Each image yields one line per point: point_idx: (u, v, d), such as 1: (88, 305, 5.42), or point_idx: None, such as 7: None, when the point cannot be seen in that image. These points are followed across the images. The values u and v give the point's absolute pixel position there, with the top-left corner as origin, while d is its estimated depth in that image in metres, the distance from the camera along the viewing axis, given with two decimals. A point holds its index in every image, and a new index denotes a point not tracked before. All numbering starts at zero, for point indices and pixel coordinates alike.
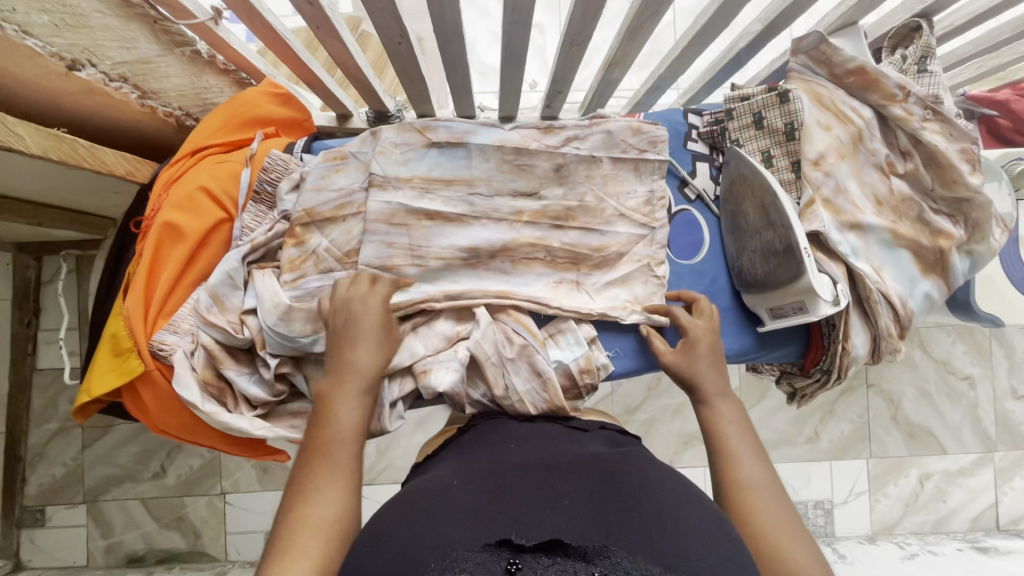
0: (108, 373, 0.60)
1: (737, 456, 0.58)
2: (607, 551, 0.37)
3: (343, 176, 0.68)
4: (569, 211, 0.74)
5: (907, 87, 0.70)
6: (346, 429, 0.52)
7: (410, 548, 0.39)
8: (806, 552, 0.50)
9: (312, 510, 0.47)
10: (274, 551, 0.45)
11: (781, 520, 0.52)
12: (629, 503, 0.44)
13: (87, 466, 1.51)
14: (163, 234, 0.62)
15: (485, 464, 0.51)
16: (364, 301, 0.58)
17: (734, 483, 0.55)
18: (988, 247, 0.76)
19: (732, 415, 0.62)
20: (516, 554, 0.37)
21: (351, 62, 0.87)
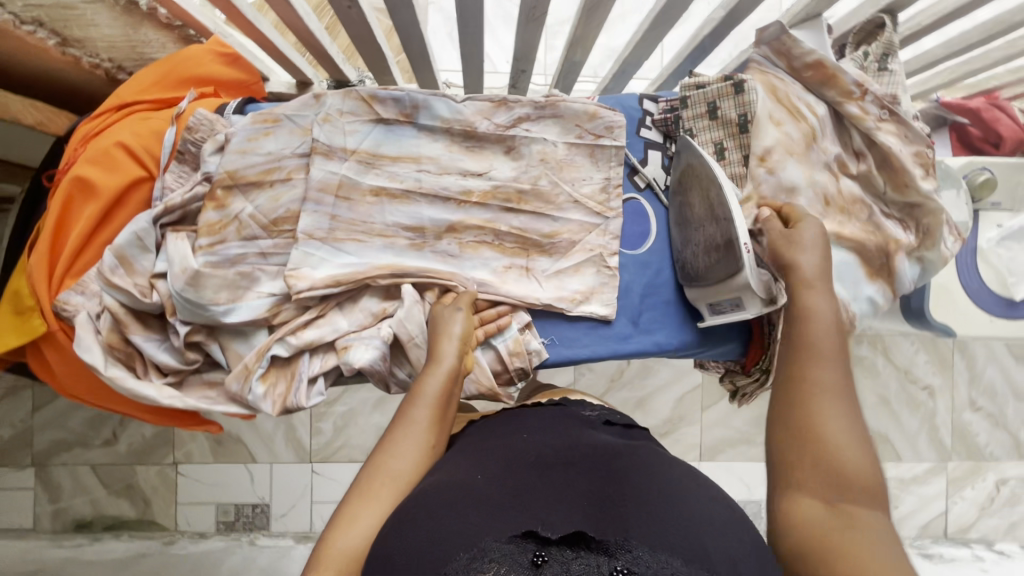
0: (8, 330, 0.58)
1: (817, 353, 0.55)
2: (630, 544, 0.39)
3: (273, 140, 0.65)
4: (520, 194, 0.72)
5: (864, 84, 0.68)
6: (427, 393, 0.55)
7: (451, 524, 0.41)
8: (863, 461, 0.48)
9: (392, 463, 0.50)
10: (357, 495, 0.48)
11: (843, 427, 0.50)
12: (659, 482, 0.46)
13: (37, 429, 1.49)
14: (73, 189, 0.59)
15: (502, 455, 0.51)
16: (456, 305, 0.63)
17: (804, 381, 0.53)
18: (938, 256, 0.73)
19: (824, 305, 0.58)
20: (542, 547, 0.39)
21: (303, 25, 0.83)
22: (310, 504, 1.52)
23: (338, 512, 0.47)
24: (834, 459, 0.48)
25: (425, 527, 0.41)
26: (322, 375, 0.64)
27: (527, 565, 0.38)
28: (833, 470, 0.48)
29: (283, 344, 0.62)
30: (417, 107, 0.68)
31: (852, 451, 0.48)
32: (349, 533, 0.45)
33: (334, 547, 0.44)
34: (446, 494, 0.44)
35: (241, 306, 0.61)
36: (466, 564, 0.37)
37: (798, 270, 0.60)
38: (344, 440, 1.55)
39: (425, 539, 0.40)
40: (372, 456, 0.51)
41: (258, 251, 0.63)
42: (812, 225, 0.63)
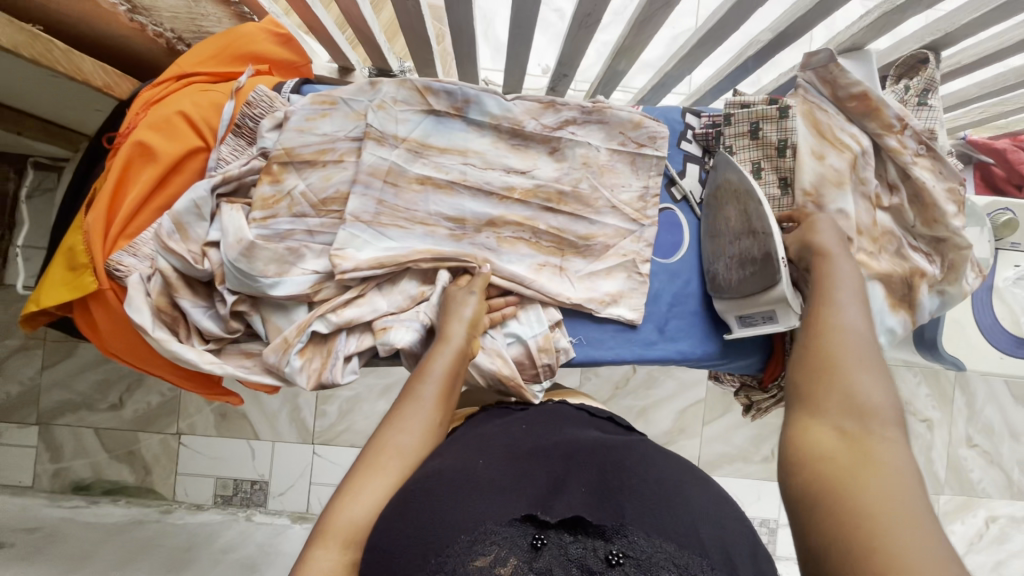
0: (60, 286, 0.59)
1: (834, 305, 0.54)
2: (626, 529, 0.41)
3: (330, 122, 0.66)
4: (560, 195, 0.73)
5: (906, 119, 0.70)
6: (434, 371, 0.56)
7: (454, 508, 0.42)
8: (880, 394, 0.46)
9: (397, 437, 0.51)
10: (361, 467, 0.49)
11: (860, 363, 0.49)
12: (652, 467, 0.47)
13: (44, 388, 1.49)
14: (134, 153, 0.61)
15: (502, 442, 0.52)
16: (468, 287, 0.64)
17: (822, 326, 0.53)
18: (960, 290, 0.76)
19: (847, 269, 0.58)
20: (541, 531, 0.41)
21: (357, 11, 0.85)
22: (308, 485, 1.53)
23: (344, 484, 0.48)
24: (848, 391, 0.47)
25: (429, 509, 0.43)
26: (357, 354, 0.65)
27: (526, 548, 0.40)
28: (847, 403, 0.46)
29: (322, 322, 0.63)
30: (468, 101, 0.70)
31: (867, 383, 0.47)
32: (351, 509, 0.46)
33: (338, 518, 0.45)
34: (448, 478, 0.45)
35: (287, 281, 0.62)
36: (470, 546, 0.40)
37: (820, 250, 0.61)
38: (347, 424, 1.56)
39: (426, 518, 0.42)
40: (377, 429, 0.52)
41: (305, 229, 0.65)
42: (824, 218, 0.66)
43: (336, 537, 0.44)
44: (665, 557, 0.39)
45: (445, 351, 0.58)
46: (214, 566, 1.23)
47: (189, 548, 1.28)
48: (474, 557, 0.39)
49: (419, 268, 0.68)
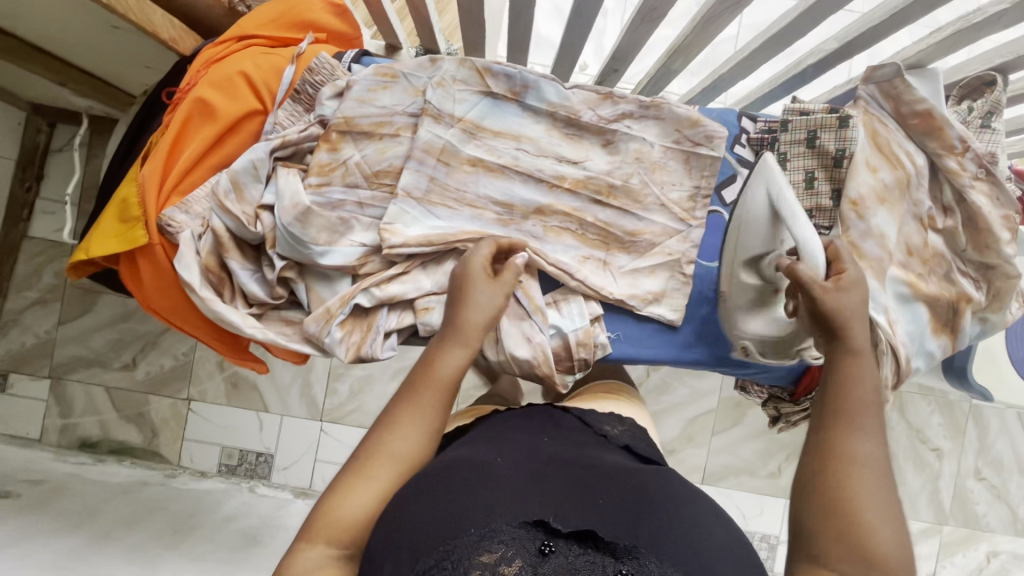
0: (111, 237, 0.58)
1: (853, 423, 0.50)
2: (637, 552, 0.39)
3: (389, 95, 0.66)
4: (611, 188, 0.72)
5: (968, 141, 0.70)
6: (439, 381, 0.53)
7: (466, 504, 0.41)
8: (895, 545, 0.45)
9: (394, 443, 0.49)
10: (354, 470, 0.49)
11: (879, 506, 0.46)
12: (673, 494, 0.45)
13: (59, 342, 1.49)
14: (194, 110, 0.60)
15: (519, 447, 0.50)
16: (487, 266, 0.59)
17: (836, 451, 0.49)
18: (1002, 319, 0.76)
19: (869, 376, 0.53)
20: (551, 538, 0.40)
21: None
22: (312, 462, 1.53)
23: (337, 480, 0.48)
24: (865, 540, 0.45)
25: (441, 499, 0.42)
26: (396, 331, 0.65)
27: (534, 552, 0.38)
28: (862, 557, 0.44)
29: (365, 295, 0.62)
30: (526, 87, 0.70)
31: (882, 533, 0.45)
32: (342, 507, 0.46)
33: (330, 514, 0.46)
34: (465, 472, 0.45)
35: (336, 251, 0.61)
36: (478, 539, 0.39)
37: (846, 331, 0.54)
38: (357, 405, 1.55)
39: (429, 520, 0.41)
40: (374, 427, 0.52)
41: (356, 200, 0.65)
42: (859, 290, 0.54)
43: (324, 532, 0.46)
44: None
45: (453, 347, 0.55)
46: (217, 534, 1.22)
47: (193, 514, 1.27)
48: (479, 553, 0.38)
49: (465, 250, 0.66)
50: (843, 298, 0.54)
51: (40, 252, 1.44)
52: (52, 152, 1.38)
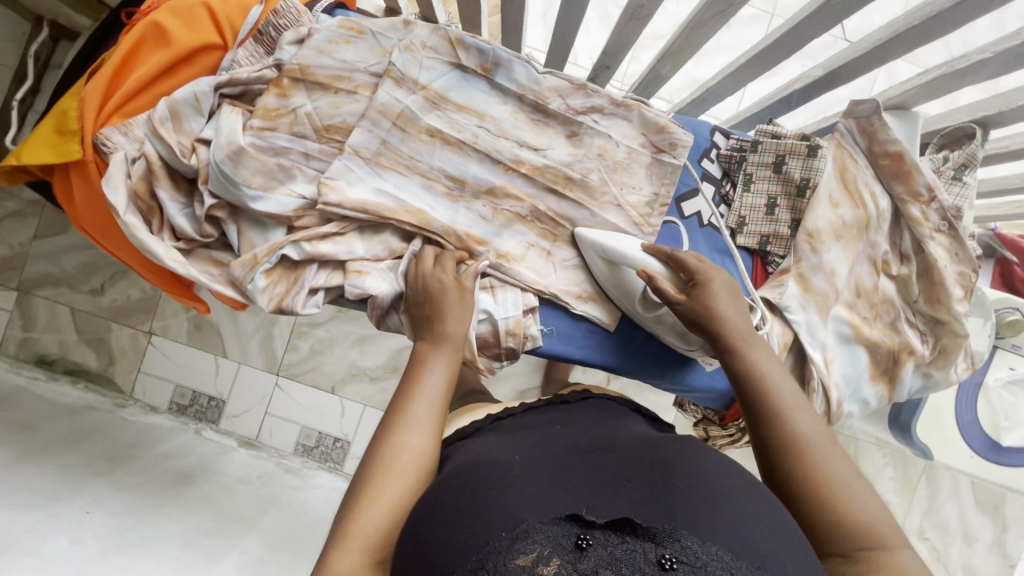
0: (44, 147, 0.58)
1: (783, 407, 0.52)
2: (678, 534, 0.38)
3: (353, 51, 0.64)
4: (568, 180, 0.71)
5: (935, 190, 0.68)
6: (433, 382, 0.53)
7: (494, 507, 0.40)
8: (879, 511, 0.47)
9: (406, 437, 0.49)
10: (371, 473, 0.47)
11: (844, 475, 0.48)
12: (703, 467, 0.45)
13: (31, 256, 1.49)
14: (147, 33, 0.59)
15: (535, 445, 0.52)
16: (438, 272, 0.61)
17: (794, 438, 0.50)
18: (945, 376, 0.75)
19: (768, 363, 0.56)
20: (585, 531, 0.38)
21: None
22: (263, 414, 1.54)
23: (355, 488, 0.46)
24: (852, 514, 0.46)
25: (465, 507, 0.41)
26: (323, 289, 0.65)
27: (570, 548, 0.36)
28: (868, 533, 0.45)
29: (295, 248, 0.62)
30: (498, 64, 0.68)
31: (872, 507, 0.47)
32: (368, 514, 0.45)
33: (358, 521, 0.44)
34: (487, 473, 0.45)
35: (270, 198, 0.60)
36: (511, 542, 0.37)
37: (727, 327, 0.58)
38: (316, 363, 1.56)
39: (461, 526, 0.40)
40: (380, 428, 0.50)
41: (302, 151, 0.64)
42: (719, 282, 0.60)
43: (355, 539, 0.44)
44: (721, 567, 0.37)
45: (445, 352, 0.56)
46: (151, 467, 1.22)
47: (132, 445, 1.27)
48: (514, 557, 0.36)
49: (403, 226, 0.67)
50: (697, 295, 0.59)
51: None
52: None
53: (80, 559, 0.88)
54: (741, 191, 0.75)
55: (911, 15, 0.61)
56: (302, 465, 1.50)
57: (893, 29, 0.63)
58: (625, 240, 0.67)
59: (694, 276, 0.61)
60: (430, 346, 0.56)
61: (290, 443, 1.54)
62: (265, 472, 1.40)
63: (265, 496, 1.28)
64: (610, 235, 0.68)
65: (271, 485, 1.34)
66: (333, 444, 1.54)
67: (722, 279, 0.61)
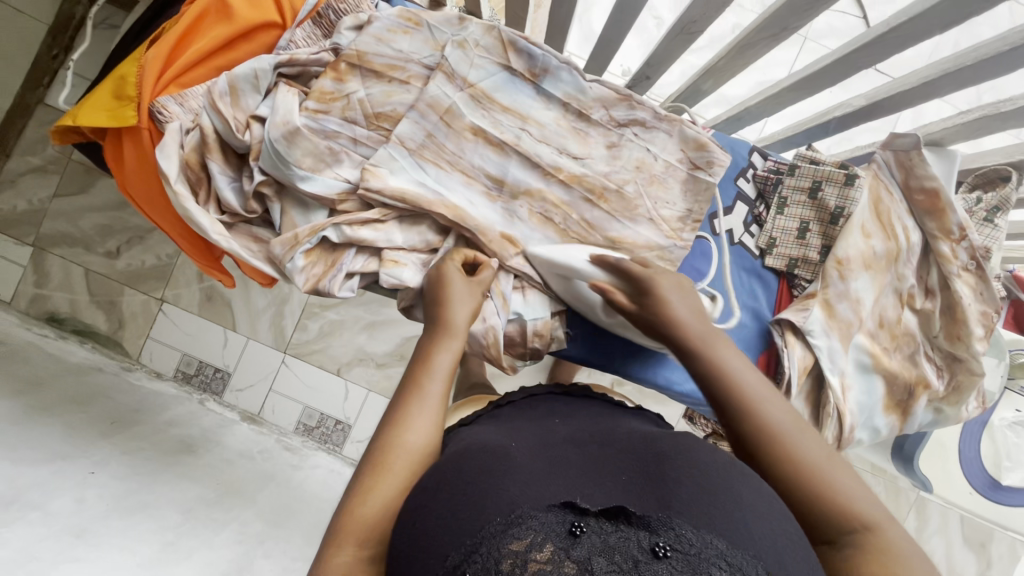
0: (101, 110, 0.58)
1: (753, 402, 0.52)
2: (672, 522, 0.39)
3: (409, 41, 0.66)
4: (604, 191, 0.72)
5: (967, 229, 0.69)
6: (438, 373, 0.54)
7: (490, 492, 0.41)
8: (860, 493, 0.48)
9: (408, 437, 0.49)
10: (369, 470, 0.48)
11: (821, 462, 0.49)
12: (695, 465, 0.45)
13: (50, 214, 1.49)
14: (211, 7, 0.60)
15: (534, 438, 0.53)
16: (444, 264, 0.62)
17: (767, 430, 0.50)
18: (956, 413, 0.76)
19: (732, 357, 0.55)
20: (580, 518, 0.39)
21: None
22: (267, 390, 1.54)
23: (353, 483, 0.48)
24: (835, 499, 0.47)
25: (464, 491, 0.42)
26: (359, 274, 0.65)
27: (565, 534, 0.37)
28: (850, 513, 0.46)
29: (336, 231, 0.62)
30: (546, 71, 0.69)
31: (850, 488, 0.48)
32: (366, 506, 0.46)
33: (354, 516, 0.45)
34: (483, 462, 0.45)
35: (317, 179, 0.61)
36: (505, 528, 0.38)
37: (682, 330, 0.57)
38: (324, 345, 1.56)
39: (458, 509, 0.41)
40: (381, 425, 0.51)
41: (350, 135, 0.65)
42: (669, 283, 0.59)
43: (352, 534, 0.45)
44: (716, 554, 0.38)
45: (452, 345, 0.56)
46: (156, 433, 1.22)
47: (137, 410, 1.26)
48: (508, 541, 0.37)
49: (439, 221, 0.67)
50: (652, 304, 0.58)
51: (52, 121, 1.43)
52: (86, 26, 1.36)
53: (85, 519, 0.88)
54: (774, 214, 0.76)
55: (964, 55, 0.62)
56: (302, 444, 1.50)
57: (943, 67, 0.64)
58: (574, 250, 0.66)
59: (643, 283, 0.60)
60: (431, 338, 0.57)
61: (291, 421, 1.55)
62: (266, 447, 1.40)
63: (264, 472, 1.29)
64: (553, 248, 0.67)
65: (270, 462, 1.34)
66: (333, 426, 1.54)
67: (669, 278, 0.60)
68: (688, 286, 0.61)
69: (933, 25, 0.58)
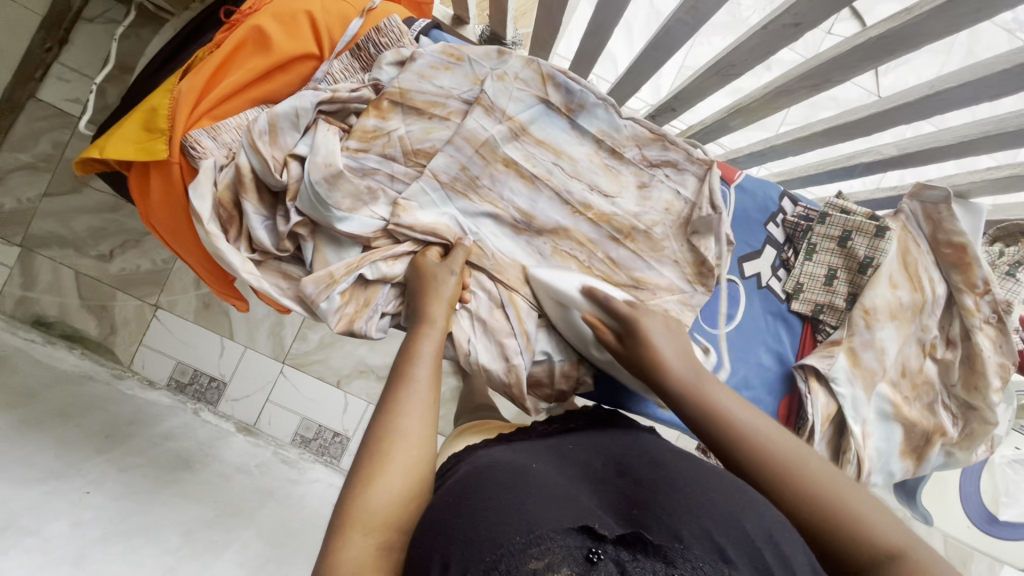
0: (130, 142, 0.56)
1: (735, 433, 0.49)
2: (689, 554, 0.37)
3: (449, 77, 0.65)
4: (632, 231, 0.70)
5: (991, 284, 0.71)
6: (424, 355, 0.54)
7: (506, 512, 0.39)
8: (874, 512, 0.44)
9: (401, 422, 0.48)
10: (368, 458, 0.46)
11: (838, 492, 0.45)
12: (708, 490, 0.42)
13: (39, 213, 1.37)
14: (249, 37, 0.58)
15: (557, 456, 0.50)
16: (435, 267, 0.60)
17: (763, 459, 0.47)
18: (967, 458, 0.78)
19: (720, 395, 0.52)
20: (597, 544, 0.37)
21: None
22: (264, 401, 1.47)
23: (354, 475, 0.46)
24: (854, 521, 0.43)
25: (480, 512, 0.40)
26: (391, 313, 0.64)
27: (582, 561, 0.36)
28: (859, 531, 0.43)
29: (371, 268, 0.61)
30: (582, 106, 0.68)
31: (865, 508, 0.44)
32: (371, 495, 0.44)
33: (360, 505, 0.44)
34: (500, 482, 0.43)
35: (355, 219, 0.60)
36: (522, 547, 0.36)
37: (667, 372, 0.54)
38: (324, 356, 1.50)
39: (469, 528, 0.39)
40: (375, 418, 0.50)
41: (388, 172, 0.64)
42: (654, 317, 0.59)
43: (360, 525, 0.43)
44: None
45: (433, 335, 0.56)
46: (151, 448, 1.11)
47: (130, 423, 1.15)
48: (527, 562, 0.35)
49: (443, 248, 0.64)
50: (639, 340, 0.57)
51: (44, 117, 1.31)
52: (83, 20, 1.28)
53: (80, 547, 0.78)
54: (802, 259, 0.77)
55: (1004, 120, 0.63)
56: (299, 456, 1.42)
57: (984, 128, 0.65)
58: (568, 276, 0.65)
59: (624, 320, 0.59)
60: (413, 332, 0.56)
61: (288, 432, 1.47)
62: (263, 461, 1.30)
63: (263, 488, 1.18)
64: (554, 273, 0.65)
65: (268, 477, 1.24)
66: (332, 439, 1.47)
67: (652, 316, 0.59)
68: (673, 326, 0.60)
69: (981, 91, 0.59)
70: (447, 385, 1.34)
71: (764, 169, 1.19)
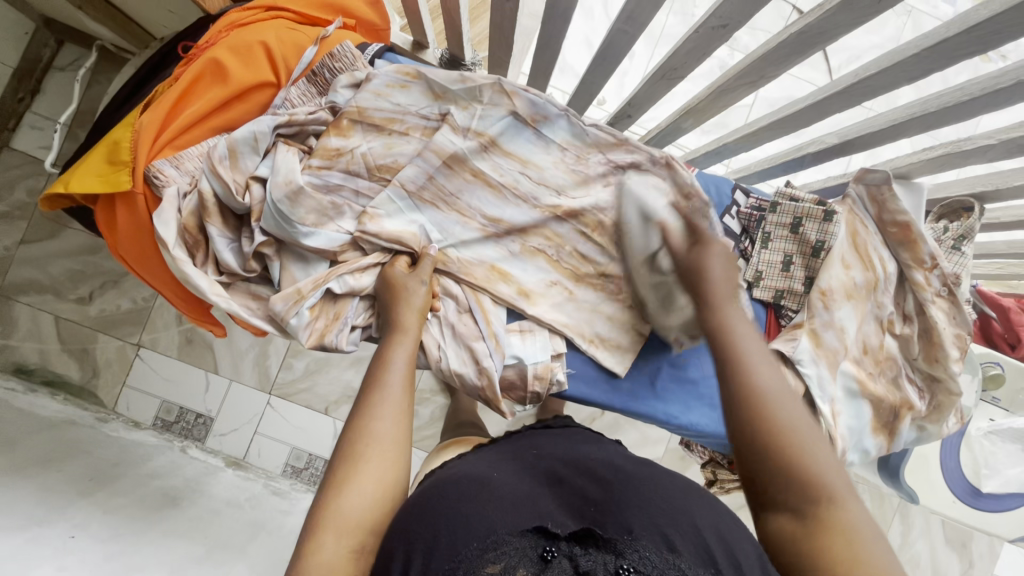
0: (93, 176, 0.58)
1: (742, 358, 0.50)
2: (637, 544, 0.37)
3: (406, 95, 0.66)
4: (599, 225, 0.71)
5: (938, 259, 0.74)
6: (396, 365, 0.54)
7: (468, 517, 0.40)
8: (833, 472, 0.45)
9: (375, 426, 0.49)
10: (341, 463, 0.47)
11: (803, 435, 0.47)
12: (658, 488, 0.44)
13: (17, 261, 1.37)
14: (207, 69, 0.61)
15: (521, 463, 0.51)
16: (408, 282, 0.61)
17: (750, 391, 0.49)
18: (938, 430, 0.79)
19: (739, 319, 0.53)
20: (551, 543, 0.38)
21: (457, 14, 0.85)
22: (252, 434, 1.46)
23: (329, 480, 0.47)
24: (808, 472, 0.45)
25: (445, 517, 0.41)
26: (361, 326, 0.65)
27: (536, 559, 0.36)
28: (811, 488, 0.44)
29: (338, 281, 0.62)
30: (546, 118, 0.67)
31: (825, 467, 0.45)
32: (342, 500, 0.45)
33: (333, 510, 0.44)
34: (462, 488, 0.44)
35: (321, 233, 0.62)
36: (480, 552, 0.37)
37: (706, 283, 0.55)
38: (309, 384, 1.49)
39: (434, 533, 0.40)
40: (349, 423, 0.51)
41: (353, 188, 0.66)
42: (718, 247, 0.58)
43: (332, 528, 0.44)
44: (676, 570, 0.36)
45: (404, 345, 0.57)
46: (138, 487, 1.09)
47: (116, 464, 1.13)
48: (483, 564, 0.36)
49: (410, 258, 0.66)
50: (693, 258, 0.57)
51: (18, 165, 1.32)
52: (54, 70, 1.29)
53: None
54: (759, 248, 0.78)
55: (927, 103, 0.67)
56: (290, 487, 1.40)
57: (912, 111, 0.69)
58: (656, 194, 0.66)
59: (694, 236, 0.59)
60: (387, 342, 0.57)
61: (278, 463, 1.45)
62: (253, 494, 1.28)
63: (254, 520, 1.16)
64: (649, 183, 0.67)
65: (259, 509, 1.21)
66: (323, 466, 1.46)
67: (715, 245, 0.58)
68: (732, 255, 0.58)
69: (903, 76, 0.63)
70: (436, 404, 1.34)
71: (726, 167, 1.24)
